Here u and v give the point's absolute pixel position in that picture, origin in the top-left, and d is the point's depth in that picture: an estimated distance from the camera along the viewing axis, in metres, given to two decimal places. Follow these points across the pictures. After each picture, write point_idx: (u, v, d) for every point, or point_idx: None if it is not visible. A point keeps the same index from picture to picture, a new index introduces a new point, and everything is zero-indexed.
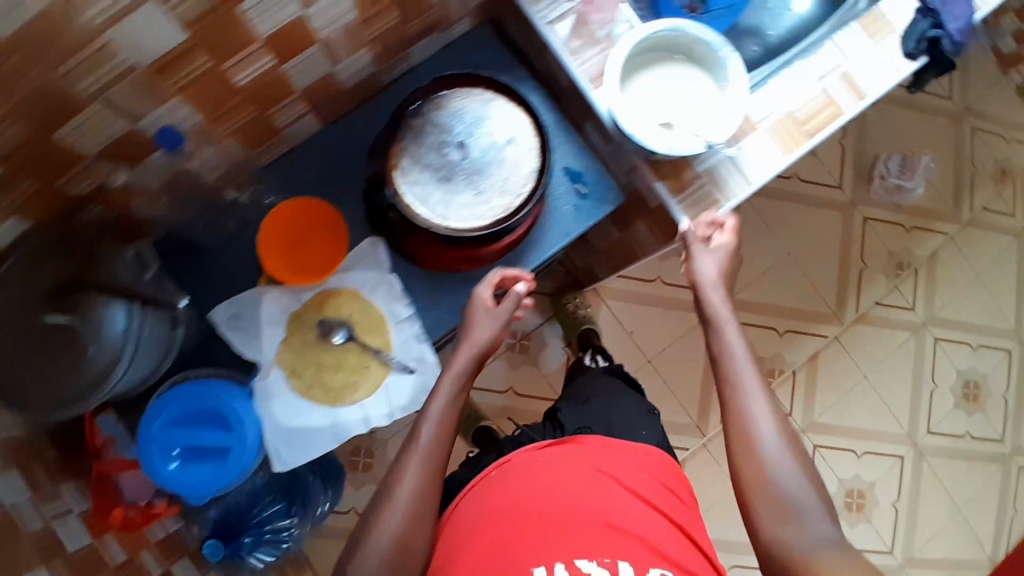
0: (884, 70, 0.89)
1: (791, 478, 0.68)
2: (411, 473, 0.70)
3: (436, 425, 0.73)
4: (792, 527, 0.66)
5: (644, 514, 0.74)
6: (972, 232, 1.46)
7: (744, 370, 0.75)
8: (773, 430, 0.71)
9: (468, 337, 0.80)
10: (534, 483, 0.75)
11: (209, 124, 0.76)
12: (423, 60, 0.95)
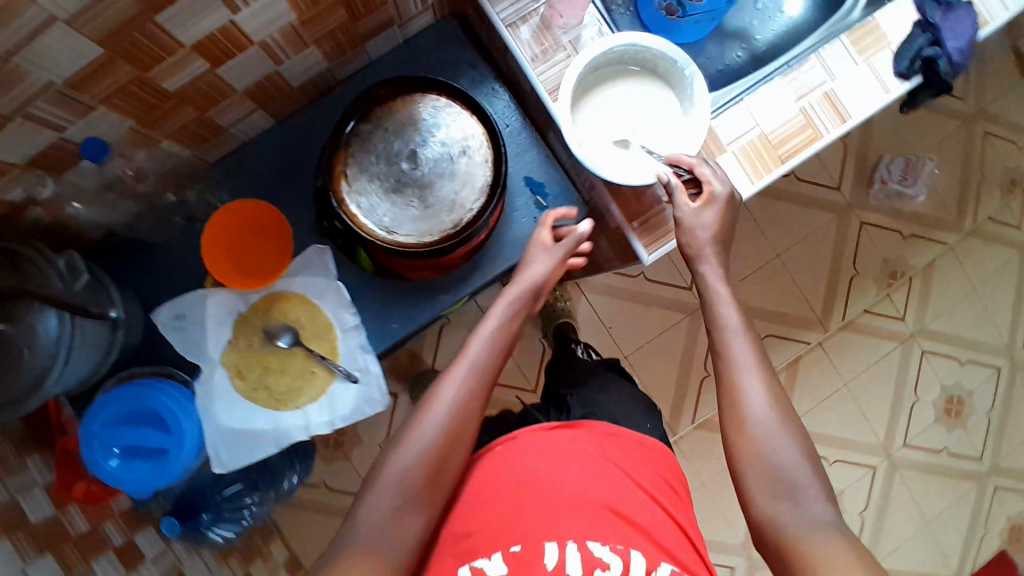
0: (870, 92, 0.81)
1: (790, 460, 0.66)
2: (445, 416, 0.71)
3: (472, 373, 0.74)
4: (790, 507, 0.64)
5: (649, 509, 0.73)
6: (974, 243, 1.40)
7: (740, 343, 0.71)
8: (779, 413, 0.68)
9: (518, 283, 0.81)
10: (543, 463, 0.75)
11: (144, 127, 0.75)
12: (382, 55, 0.91)
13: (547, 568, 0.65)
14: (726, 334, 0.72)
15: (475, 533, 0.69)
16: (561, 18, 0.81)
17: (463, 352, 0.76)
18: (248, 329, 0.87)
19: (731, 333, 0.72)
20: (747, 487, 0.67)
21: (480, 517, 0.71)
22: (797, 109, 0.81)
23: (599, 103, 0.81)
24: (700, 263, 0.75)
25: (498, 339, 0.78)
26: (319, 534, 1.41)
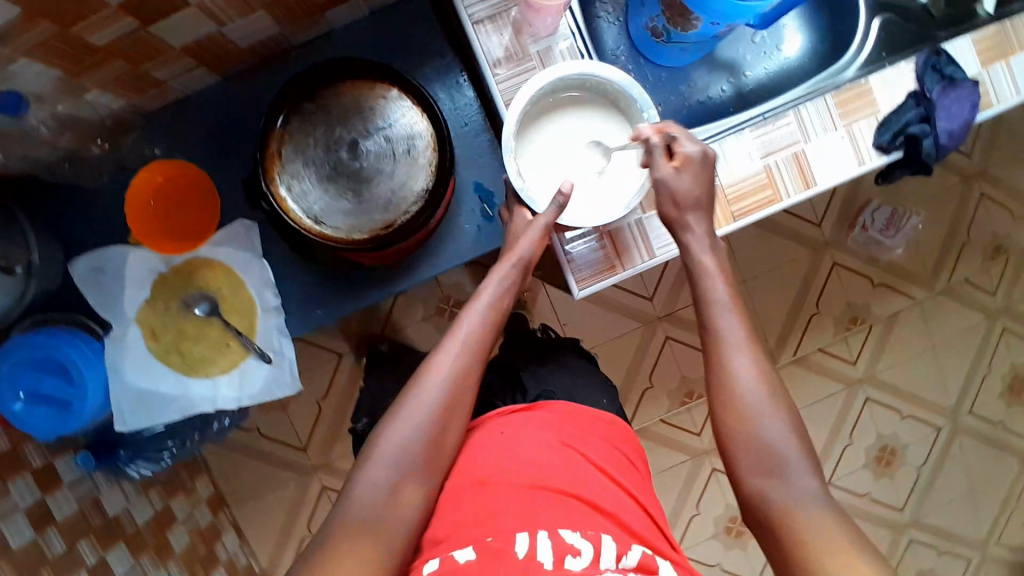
0: (840, 162, 0.77)
1: (784, 445, 0.60)
2: (435, 393, 0.67)
3: (465, 344, 0.70)
4: (783, 493, 0.58)
5: (620, 499, 0.67)
6: (942, 302, 1.38)
7: (729, 329, 0.66)
8: (772, 396, 0.63)
9: (511, 252, 0.75)
10: (496, 451, 0.69)
11: (68, 77, 0.70)
12: (346, 24, 0.84)
13: (517, 555, 0.57)
14: (716, 318, 0.67)
15: (444, 536, 0.62)
16: (531, 27, 0.76)
17: (457, 324, 0.72)
18: (168, 291, 0.86)
19: (719, 314, 0.67)
20: (738, 479, 0.61)
21: (450, 515, 0.64)
22: (761, 166, 0.77)
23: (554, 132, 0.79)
24: (683, 233, 0.71)
25: (494, 311, 0.73)
26: (250, 474, 1.46)
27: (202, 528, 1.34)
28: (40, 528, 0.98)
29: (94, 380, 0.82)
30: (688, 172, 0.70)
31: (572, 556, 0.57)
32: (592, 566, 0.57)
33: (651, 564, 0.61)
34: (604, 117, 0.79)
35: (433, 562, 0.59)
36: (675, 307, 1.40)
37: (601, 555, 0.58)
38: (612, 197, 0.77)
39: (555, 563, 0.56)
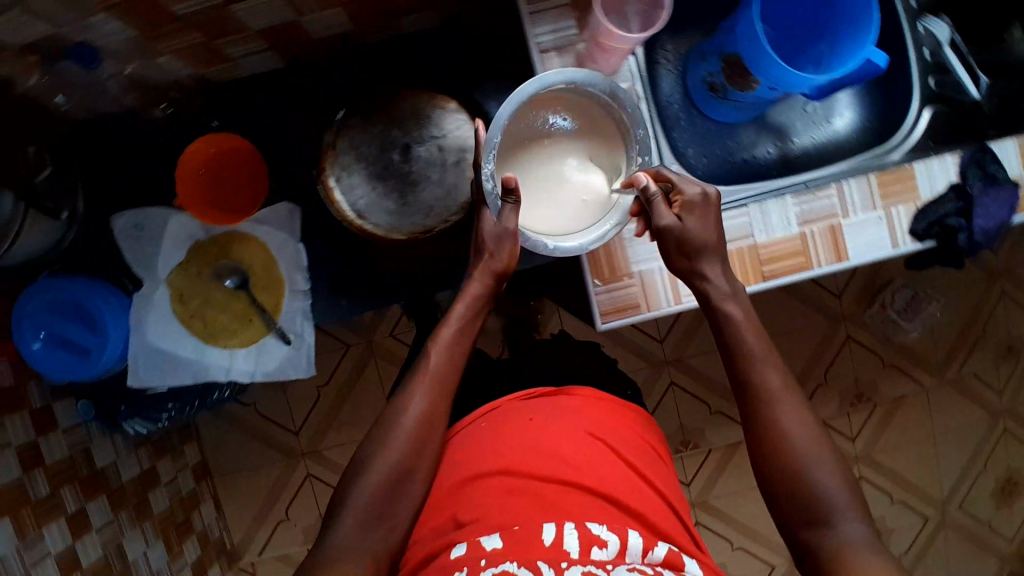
0: (873, 242, 0.79)
1: (826, 477, 0.62)
2: (397, 435, 0.69)
3: (431, 380, 0.72)
4: (826, 533, 0.60)
5: (648, 494, 0.69)
6: (948, 392, 1.38)
7: (766, 370, 0.67)
8: (810, 436, 0.64)
9: (480, 264, 0.76)
10: (526, 442, 0.71)
11: (146, 40, 0.72)
12: (414, 31, 0.86)
13: (546, 543, 0.60)
14: (752, 358, 0.68)
15: (471, 519, 0.64)
16: (595, 64, 0.77)
17: (426, 361, 0.73)
18: (201, 258, 0.88)
19: (759, 362, 0.67)
20: (780, 513, 0.63)
21: (477, 500, 0.66)
22: (798, 232, 0.79)
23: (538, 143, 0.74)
24: (699, 280, 0.72)
25: (464, 338, 0.75)
26: (239, 449, 1.47)
27: (183, 494, 1.37)
28: (28, 469, 1.02)
29: (116, 333, 0.84)
30: (691, 217, 0.71)
31: (598, 547, 0.61)
32: (616, 557, 0.61)
33: (677, 561, 0.63)
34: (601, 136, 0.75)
35: (459, 545, 0.62)
36: (685, 354, 1.40)
37: (626, 549, 0.61)
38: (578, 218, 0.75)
39: (582, 553, 0.60)
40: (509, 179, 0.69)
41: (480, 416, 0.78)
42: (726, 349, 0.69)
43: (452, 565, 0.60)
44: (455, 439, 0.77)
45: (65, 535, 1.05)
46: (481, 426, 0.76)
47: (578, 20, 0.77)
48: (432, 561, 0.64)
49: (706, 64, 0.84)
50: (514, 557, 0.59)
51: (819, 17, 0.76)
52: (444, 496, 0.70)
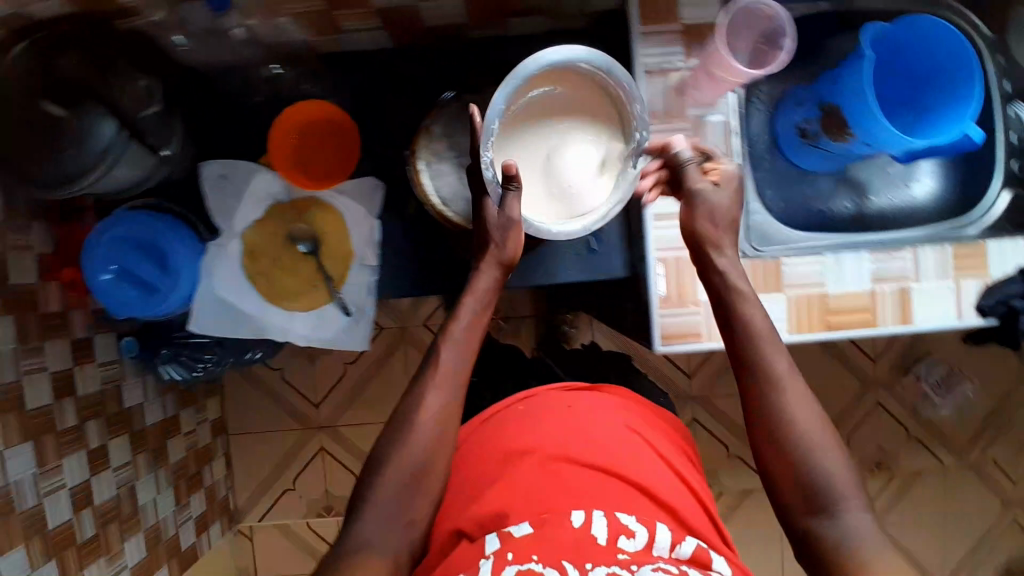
0: (940, 311, 0.81)
1: (832, 466, 0.61)
2: (407, 436, 0.66)
3: (445, 374, 0.69)
4: (830, 523, 0.60)
5: (670, 483, 0.70)
6: (966, 475, 1.38)
7: (771, 356, 0.65)
8: (813, 421, 0.63)
9: (487, 254, 0.73)
10: (561, 427, 0.73)
11: (273, 1, 0.73)
12: (521, 33, 0.88)
13: (573, 525, 0.61)
14: (758, 345, 0.66)
15: (501, 499, 0.66)
16: (694, 92, 0.79)
17: (436, 357, 0.69)
18: (279, 218, 0.89)
19: (767, 347, 0.66)
20: (783, 502, 0.62)
21: (508, 476, 0.68)
22: (869, 288, 0.80)
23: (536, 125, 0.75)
24: (711, 257, 0.72)
25: (474, 329, 0.71)
26: (258, 412, 1.49)
27: (198, 448, 1.38)
28: (59, 397, 1.05)
29: (186, 275, 0.85)
30: (724, 187, 0.74)
31: (627, 537, 0.61)
32: (643, 551, 0.61)
33: (704, 557, 0.63)
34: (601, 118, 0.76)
35: (488, 537, 0.62)
36: (711, 393, 1.41)
37: (654, 543, 0.62)
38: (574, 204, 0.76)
39: (610, 541, 0.61)
40: (510, 164, 0.69)
41: (519, 402, 0.80)
42: (731, 340, 0.68)
43: (481, 554, 0.61)
44: (494, 418, 0.79)
45: (83, 469, 1.08)
46: (516, 408, 0.79)
47: (687, 49, 0.79)
48: (455, 546, 0.64)
49: (802, 110, 0.84)
50: (540, 550, 0.59)
51: (916, 88, 0.76)
52: (473, 478, 0.71)
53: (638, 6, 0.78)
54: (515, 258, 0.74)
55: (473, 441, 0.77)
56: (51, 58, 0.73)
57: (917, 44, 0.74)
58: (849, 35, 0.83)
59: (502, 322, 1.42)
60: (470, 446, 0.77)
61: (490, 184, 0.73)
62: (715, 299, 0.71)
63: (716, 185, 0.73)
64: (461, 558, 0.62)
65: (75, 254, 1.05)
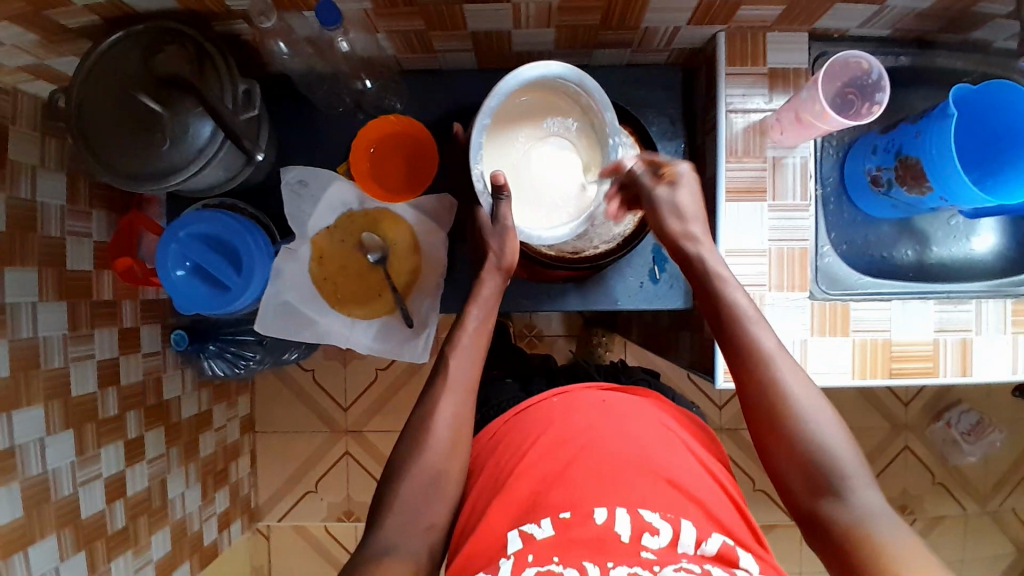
0: (999, 365, 0.83)
1: (834, 443, 0.62)
2: (420, 445, 0.67)
3: (459, 381, 0.71)
4: (836, 502, 0.60)
5: (700, 476, 0.65)
6: (987, 524, 1.39)
7: (760, 334, 0.67)
8: (807, 396, 0.64)
9: (486, 264, 0.77)
10: (596, 419, 0.68)
11: (374, 17, 0.75)
12: (601, 64, 0.91)
13: (595, 523, 0.58)
14: (746, 324, 0.68)
15: (531, 498, 0.63)
16: (778, 134, 0.80)
17: (447, 368, 0.71)
18: (349, 226, 0.91)
19: (754, 327, 0.67)
20: (787, 483, 0.63)
21: (532, 469, 0.64)
22: (932, 338, 0.82)
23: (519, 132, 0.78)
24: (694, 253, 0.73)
25: (478, 336, 0.74)
26: (286, 412, 1.49)
27: (226, 444, 1.38)
28: (103, 385, 1.04)
29: (258, 280, 0.85)
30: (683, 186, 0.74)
31: (649, 534, 0.58)
32: (668, 548, 0.58)
33: (732, 555, 0.60)
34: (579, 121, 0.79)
35: (511, 534, 0.61)
36: (740, 426, 1.42)
37: (678, 540, 0.59)
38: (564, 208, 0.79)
39: (632, 539, 0.58)
40: (499, 175, 0.72)
41: (554, 394, 0.73)
42: (720, 323, 0.70)
43: (503, 553, 0.60)
44: (528, 411, 0.73)
45: (120, 459, 1.07)
46: (551, 401, 0.72)
47: (769, 91, 0.82)
48: (474, 533, 0.63)
49: (876, 157, 0.85)
50: (560, 552, 0.58)
51: (991, 147, 0.77)
52: (498, 467, 0.68)
53: (725, 47, 0.81)
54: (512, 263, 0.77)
55: (505, 432, 0.72)
56: (152, 52, 0.74)
57: (999, 106, 0.74)
58: (922, 89, 0.86)
59: (533, 338, 1.40)
60: (493, 438, 0.73)
61: (482, 195, 0.75)
62: (706, 290, 0.72)
63: (673, 186, 0.74)
64: (485, 551, 0.61)
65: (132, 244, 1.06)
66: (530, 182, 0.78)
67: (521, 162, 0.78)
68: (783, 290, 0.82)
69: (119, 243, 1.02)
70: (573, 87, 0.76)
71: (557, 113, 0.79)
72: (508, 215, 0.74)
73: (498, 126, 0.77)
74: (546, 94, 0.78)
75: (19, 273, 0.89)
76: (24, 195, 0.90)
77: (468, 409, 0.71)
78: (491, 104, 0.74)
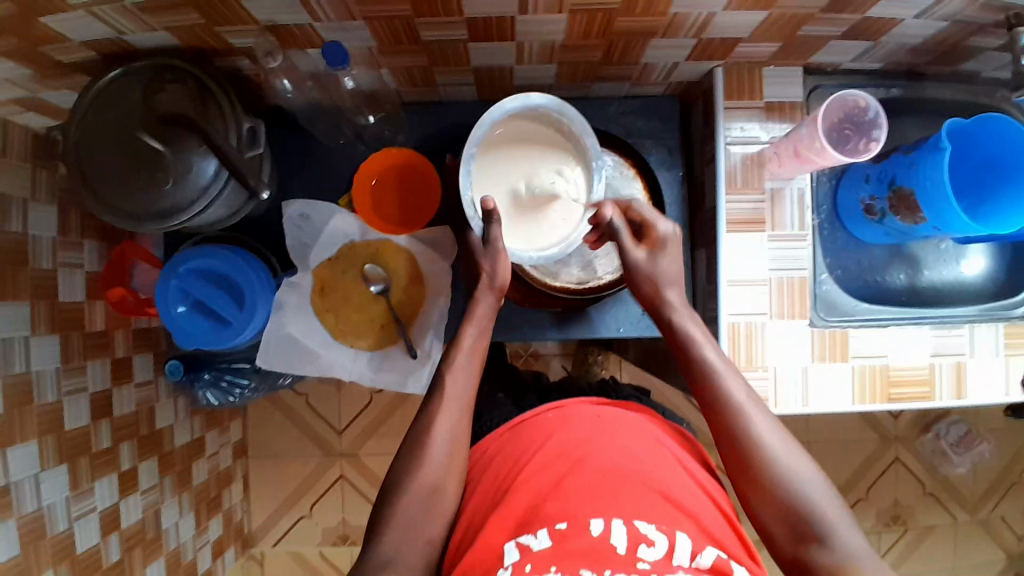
0: (992, 387, 0.85)
1: (811, 491, 0.61)
2: (417, 460, 0.65)
3: (457, 401, 0.69)
4: (821, 552, 0.59)
5: (692, 491, 0.62)
6: (977, 531, 1.42)
7: (732, 385, 0.67)
8: (781, 445, 0.64)
9: (480, 284, 0.76)
10: (589, 433, 0.65)
11: (378, 53, 0.76)
12: (599, 96, 0.92)
13: (591, 534, 0.56)
14: (717, 376, 0.68)
15: (528, 512, 0.59)
16: (777, 167, 0.82)
17: (441, 388, 0.70)
18: (351, 257, 0.91)
19: (723, 380, 0.68)
20: (771, 534, 0.62)
21: (526, 484, 0.61)
22: (927, 363, 0.84)
23: (505, 157, 0.78)
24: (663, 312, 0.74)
25: (475, 353, 0.73)
26: (279, 436, 1.48)
27: (219, 471, 1.36)
28: (96, 418, 1.01)
29: (261, 313, 0.85)
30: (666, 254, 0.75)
31: (645, 545, 0.56)
32: (664, 560, 0.55)
33: (726, 569, 0.57)
34: (565, 148, 0.80)
35: (508, 546, 0.57)
36: None
37: (673, 551, 0.56)
38: (553, 232, 0.79)
39: (628, 551, 0.55)
40: (488, 200, 0.71)
41: (548, 408, 0.70)
42: (693, 376, 0.70)
43: (500, 564, 0.56)
44: (520, 425, 0.70)
45: (113, 492, 1.04)
46: (545, 414, 0.70)
47: (765, 121, 0.84)
48: (471, 547, 0.59)
49: (869, 187, 0.88)
50: (558, 562, 0.55)
51: (985, 173, 0.79)
52: (495, 483, 0.65)
53: (722, 82, 0.83)
54: (506, 283, 0.76)
55: (499, 446, 0.69)
56: (153, 91, 0.73)
57: (981, 139, 0.77)
58: (913, 119, 0.88)
59: (529, 358, 1.37)
60: (484, 453, 0.70)
61: (474, 220, 0.75)
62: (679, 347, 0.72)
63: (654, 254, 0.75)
64: (481, 565, 0.57)
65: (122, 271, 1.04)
66: (520, 209, 0.78)
67: (510, 189, 0.78)
68: (783, 318, 0.83)
69: (110, 274, 1.02)
70: (555, 115, 0.78)
71: (540, 140, 0.79)
72: (500, 237, 0.74)
73: (481, 156, 0.77)
74: (529, 123, 0.79)
75: (11, 308, 0.87)
76: (16, 228, 0.88)
77: (464, 426, 0.69)
78: (476, 134, 0.76)
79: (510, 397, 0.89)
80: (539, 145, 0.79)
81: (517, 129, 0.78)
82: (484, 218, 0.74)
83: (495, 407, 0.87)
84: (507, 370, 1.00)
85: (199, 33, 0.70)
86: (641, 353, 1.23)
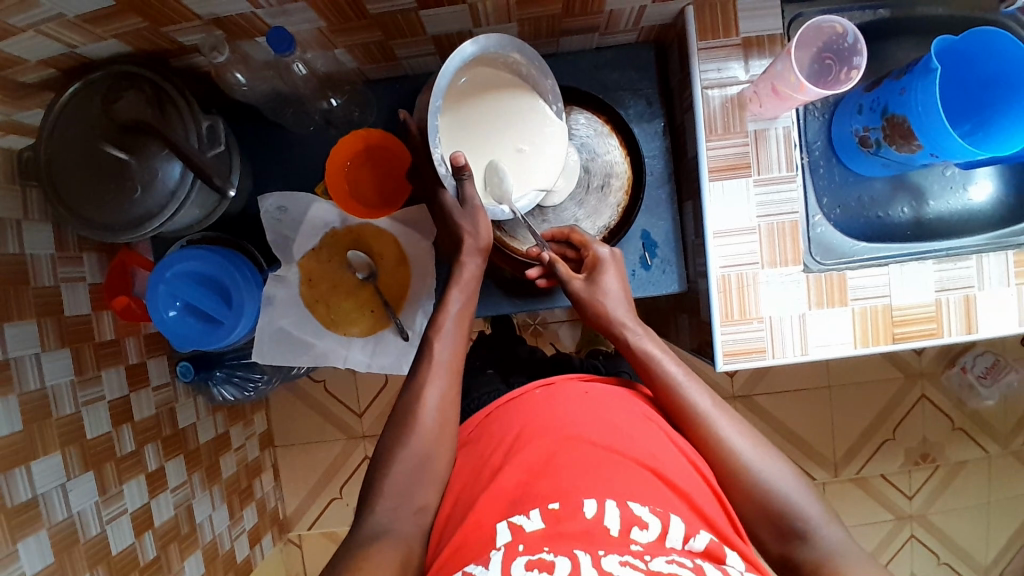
0: (1004, 319, 0.81)
1: (785, 485, 0.62)
2: (404, 443, 0.65)
3: (444, 366, 0.69)
4: (803, 545, 0.60)
5: (684, 471, 0.61)
6: (1011, 463, 1.38)
7: (695, 395, 0.67)
8: (752, 446, 0.64)
9: (463, 247, 0.74)
10: (578, 413, 0.64)
11: (327, 32, 0.73)
12: (568, 51, 0.88)
13: (585, 517, 0.54)
14: (679, 388, 0.68)
15: (521, 493, 0.58)
16: (759, 107, 0.78)
17: (429, 352, 0.70)
18: (335, 245, 0.92)
19: (685, 390, 0.67)
20: (756, 532, 0.63)
21: (514, 468, 0.60)
22: (933, 299, 0.81)
23: (466, 111, 0.75)
24: (618, 335, 0.73)
25: (461, 320, 0.72)
26: (301, 423, 1.51)
27: (248, 461, 1.38)
28: (117, 423, 0.98)
29: (249, 311, 0.86)
30: (609, 272, 0.76)
31: (638, 528, 0.54)
32: (656, 542, 0.53)
33: (718, 552, 0.55)
34: (524, 91, 0.77)
35: (499, 526, 0.56)
36: (753, 391, 1.35)
37: (667, 534, 0.54)
38: (525, 181, 0.77)
39: (622, 533, 0.53)
40: (458, 156, 0.70)
41: (537, 385, 0.70)
42: (654, 392, 0.69)
43: (492, 546, 0.54)
44: (508, 404, 0.69)
45: (143, 492, 1.01)
46: (534, 393, 0.69)
47: (745, 59, 0.79)
48: (462, 528, 0.58)
49: (862, 117, 0.81)
50: (551, 542, 0.52)
51: (987, 92, 0.75)
52: (481, 463, 0.64)
53: (694, 21, 0.78)
54: (490, 241, 0.75)
55: (487, 425, 0.68)
56: (111, 100, 0.73)
57: (973, 57, 0.74)
58: (897, 42, 0.84)
59: (537, 327, 1.36)
60: (472, 434, 0.69)
61: (445, 178, 0.74)
62: (639, 364, 0.71)
63: (599, 275, 0.76)
64: (471, 546, 0.56)
65: (118, 278, 0.97)
66: (489, 160, 0.76)
67: (476, 140, 0.76)
68: (776, 266, 0.80)
69: (114, 284, 0.96)
70: (514, 58, 0.76)
71: (502, 87, 0.77)
72: (474, 195, 0.73)
73: (446, 109, 0.75)
74: (486, 72, 0.76)
75: (19, 327, 0.83)
76: (13, 249, 0.83)
77: (452, 394, 0.69)
78: (440, 85, 0.72)
79: (501, 372, 0.91)
80: (501, 92, 0.77)
81: (475, 78, 0.75)
82: (455, 175, 0.72)
83: (483, 384, 0.88)
84: (505, 344, 0.99)
85: (146, 35, 0.69)
86: (648, 309, 1.21)
